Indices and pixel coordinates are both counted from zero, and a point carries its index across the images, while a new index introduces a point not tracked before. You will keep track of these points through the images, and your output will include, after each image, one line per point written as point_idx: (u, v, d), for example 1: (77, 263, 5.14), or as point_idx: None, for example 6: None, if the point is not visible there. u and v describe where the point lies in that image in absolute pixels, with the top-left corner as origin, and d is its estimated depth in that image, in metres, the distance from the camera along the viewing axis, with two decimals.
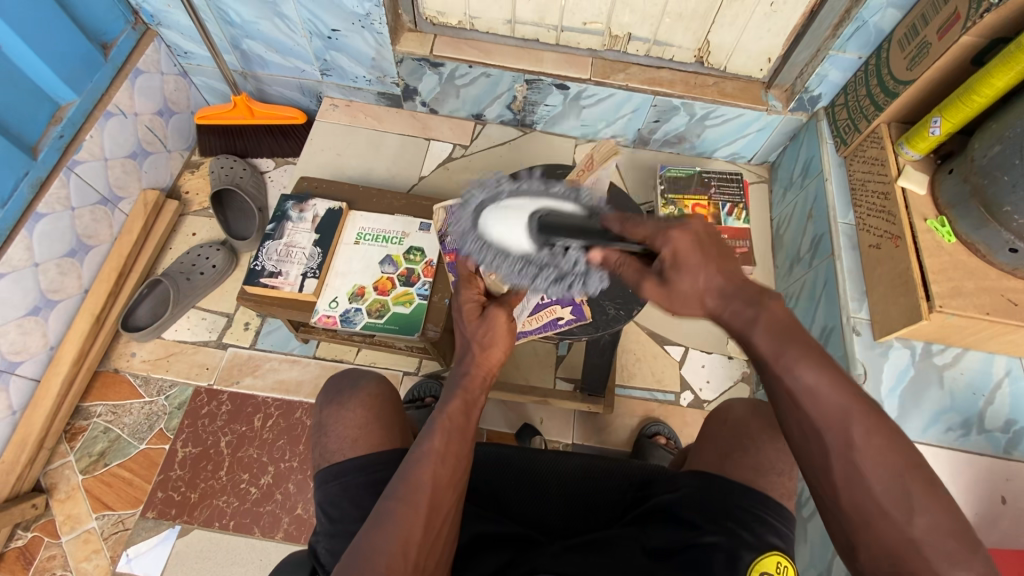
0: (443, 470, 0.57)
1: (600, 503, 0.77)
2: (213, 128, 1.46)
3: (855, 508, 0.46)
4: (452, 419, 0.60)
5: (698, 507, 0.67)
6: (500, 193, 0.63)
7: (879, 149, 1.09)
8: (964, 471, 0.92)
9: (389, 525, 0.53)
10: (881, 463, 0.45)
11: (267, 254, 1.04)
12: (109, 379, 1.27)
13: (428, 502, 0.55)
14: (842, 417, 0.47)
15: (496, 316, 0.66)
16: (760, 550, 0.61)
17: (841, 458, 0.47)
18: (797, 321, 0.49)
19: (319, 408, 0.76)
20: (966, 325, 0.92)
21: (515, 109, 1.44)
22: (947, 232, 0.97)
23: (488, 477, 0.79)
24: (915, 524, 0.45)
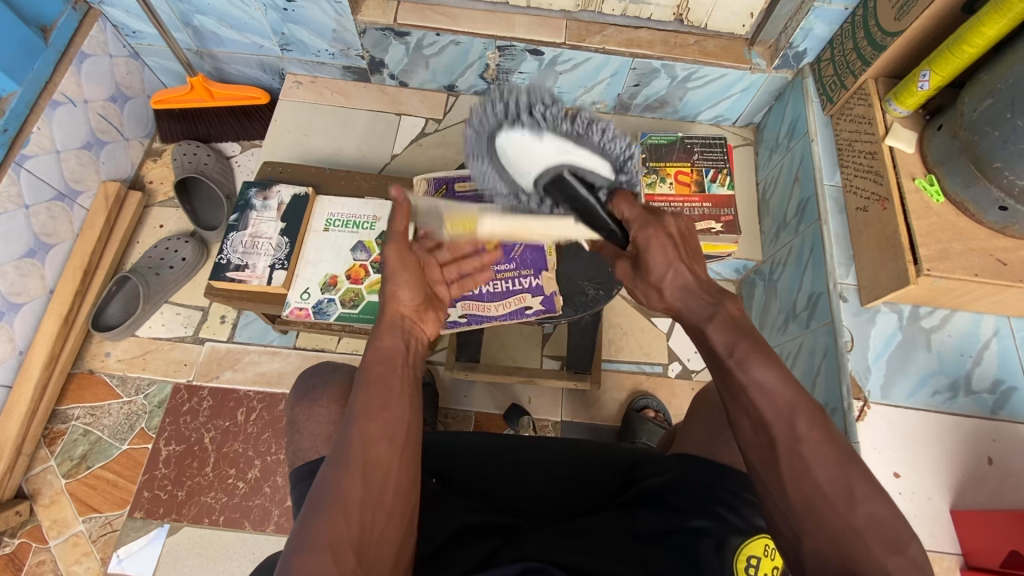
0: (372, 427, 0.52)
1: (587, 486, 0.76)
2: (172, 113, 1.38)
3: (802, 500, 0.47)
4: (377, 369, 0.56)
5: (686, 490, 0.66)
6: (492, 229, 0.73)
7: (866, 106, 1.05)
8: (950, 433, 0.91)
9: (322, 490, 0.49)
10: (824, 497, 0.46)
11: (232, 246, 0.99)
12: (84, 381, 1.24)
13: (363, 458, 0.50)
14: (787, 410, 0.48)
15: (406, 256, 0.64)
16: (748, 534, 0.60)
17: (787, 449, 0.48)
18: (732, 357, 0.51)
19: (291, 405, 0.73)
20: (954, 287, 0.90)
21: (489, 78, 1.37)
22: (935, 192, 0.94)
23: (472, 469, 0.77)
24: (857, 514, 0.45)
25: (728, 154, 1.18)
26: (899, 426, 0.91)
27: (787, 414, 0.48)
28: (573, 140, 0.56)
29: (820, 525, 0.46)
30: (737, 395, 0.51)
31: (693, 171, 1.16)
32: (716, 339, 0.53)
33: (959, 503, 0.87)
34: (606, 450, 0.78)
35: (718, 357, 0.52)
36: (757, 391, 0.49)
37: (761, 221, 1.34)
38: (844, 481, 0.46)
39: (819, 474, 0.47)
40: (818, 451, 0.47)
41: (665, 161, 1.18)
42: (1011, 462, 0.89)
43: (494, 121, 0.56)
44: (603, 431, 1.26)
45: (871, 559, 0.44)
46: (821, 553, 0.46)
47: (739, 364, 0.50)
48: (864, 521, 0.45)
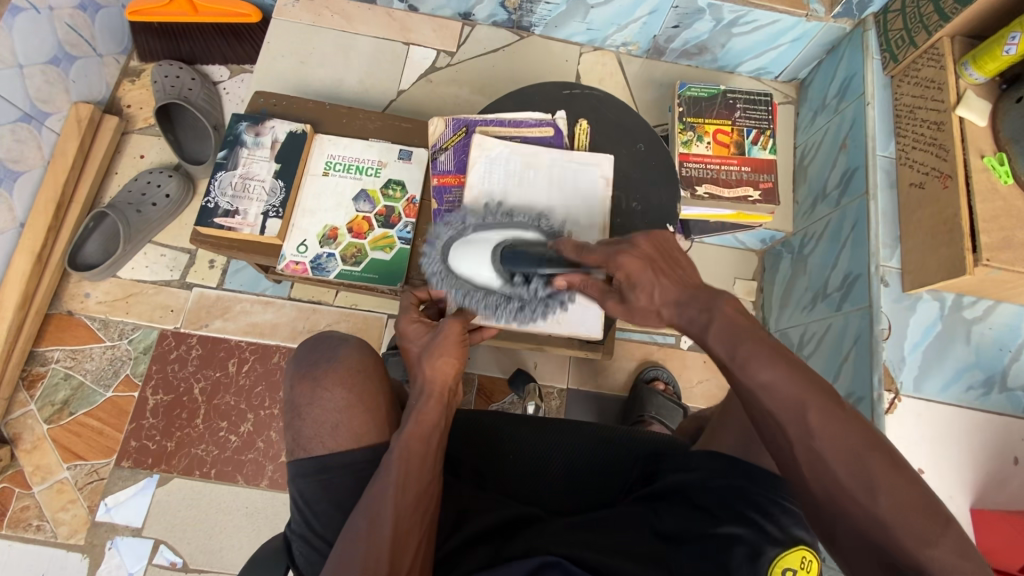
0: (405, 500, 0.55)
1: (603, 477, 0.72)
2: (151, 27, 1.23)
3: (827, 497, 0.45)
4: (411, 448, 0.58)
5: (716, 492, 0.61)
6: (463, 228, 0.74)
7: (938, 68, 0.93)
8: (979, 431, 0.87)
9: (350, 566, 0.51)
10: (846, 491, 0.44)
11: (221, 189, 0.89)
12: (63, 322, 1.16)
13: (391, 533, 0.53)
14: (796, 406, 0.45)
15: (448, 332, 0.67)
16: (786, 546, 0.53)
17: (802, 445, 0.45)
18: (733, 358, 0.47)
19: (289, 385, 0.66)
20: (1010, 280, 0.83)
21: (511, 7, 1.21)
22: (1004, 172, 0.85)
23: (483, 453, 0.72)
24: (879, 500, 0.42)
25: (773, 113, 1.07)
26: (929, 424, 0.87)
27: (794, 410, 0.45)
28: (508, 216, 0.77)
29: (847, 517, 0.44)
30: (744, 394, 0.48)
31: (734, 132, 1.05)
32: (729, 309, 0.49)
33: (980, 502, 0.84)
34: (627, 440, 0.73)
35: (722, 362, 0.48)
36: (763, 388, 0.46)
37: (796, 188, 1.24)
38: (863, 472, 0.43)
39: (836, 469, 0.44)
40: (833, 445, 0.44)
41: (703, 118, 1.07)
42: None
43: (437, 266, 0.74)
44: (611, 401, 1.22)
45: (901, 548, 0.42)
46: (851, 536, 0.44)
47: (740, 366, 0.46)
48: (888, 510, 0.42)
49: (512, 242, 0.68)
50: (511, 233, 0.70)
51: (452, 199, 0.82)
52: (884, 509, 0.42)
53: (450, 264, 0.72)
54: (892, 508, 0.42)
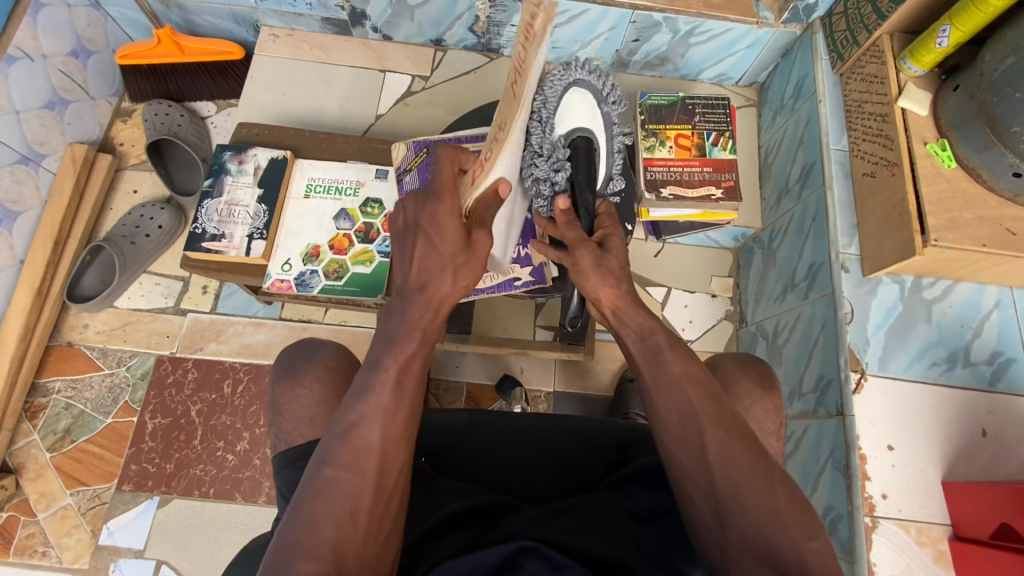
0: (393, 428, 0.54)
1: (577, 465, 0.75)
2: (140, 69, 1.29)
3: (728, 488, 0.53)
4: (401, 374, 0.55)
5: None
6: (590, 83, 0.72)
7: (880, 64, 0.98)
8: (946, 404, 0.90)
9: (335, 500, 0.50)
10: (748, 487, 0.52)
11: (207, 215, 0.94)
12: (63, 353, 1.20)
13: (377, 463, 0.53)
14: (719, 407, 0.57)
15: (483, 249, 0.59)
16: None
17: (719, 443, 0.55)
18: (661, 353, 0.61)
19: (271, 385, 0.70)
20: (961, 258, 0.87)
21: (479, 31, 1.28)
22: (947, 157, 0.90)
23: (465, 446, 0.76)
24: (779, 496, 0.51)
25: (730, 116, 1.12)
26: (895, 399, 0.90)
27: (713, 407, 0.57)
28: (603, 124, 0.75)
29: (744, 513, 0.51)
30: (668, 388, 0.59)
31: (694, 135, 1.10)
32: (661, 336, 0.62)
33: (951, 474, 0.86)
34: (600, 426, 0.77)
35: (659, 349, 0.61)
36: (689, 384, 0.59)
37: (762, 186, 1.29)
38: (765, 471, 0.53)
39: (743, 463, 0.53)
40: (741, 446, 0.54)
41: (665, 125, 1.12)
42: (1004, 434, 0.88)
43: (571, 81, 0.71)
44: (597, 401, 1.25)
45: (789, 539, 0.49)
46: (744, 528, 0.51)
47: (676, 356, 0.61)
48: (785, 505, 0.51)
49: (588, 135, 0.71)
50: (592, 129, 0.73)
51: None
52: (780, 502, 0.51)
53: (570, 91, 0.71)
54: (788, 502, 0.51)
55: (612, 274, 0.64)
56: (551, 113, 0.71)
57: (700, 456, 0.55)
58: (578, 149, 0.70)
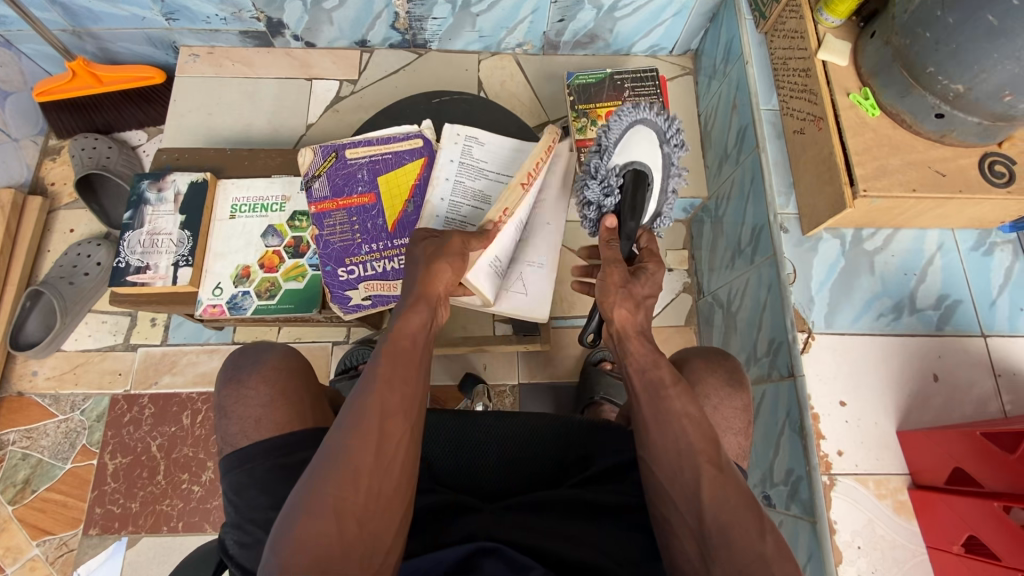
0: (392, 396, 0.56)
1: (540, 462, 0.73)
2: (59, 104, 1.25)
3: (717, 526, 0.54)
4: (400, 346, 0.59)
5: None
6: (659, 124, 0.69)
7: (798, 19, 0.96)
8: (895, 354, 0.90)
9: (334, 461, 0.51)
10: (739, 530, 0.53)
11: (130, 248, 0.91)
12: (15, 404, 1.18)
13: (378, 426, 0.54)
14: (712, 444, 0.58)
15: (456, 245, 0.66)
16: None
17: (712, 477, 0.56)
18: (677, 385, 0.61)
19: (218, 387, 0.68)
20: (894, 206, 0.86)
21: (402, 28, 1.25)
22: (870, 105, 0.89)
23: (421, 442, 0.73)
24: (766, 543, 0.53)
25: (660, 87, 1.10)
26: (845, 355, 0.89)
27: (712, 448, 0.58)
28: (665, 163, 0.70)
29: (731, 551, 0.53)
30: (662, 423, 0.60)
31: None
32: (665, 373, 0.62)
33: (906, 424, 0.86)
34: (560, 421, 0.75)
35: (665, 386, 0.61)
36: (688, 422, 0.59)
37: (705, 154, 1.28)
38: (755, 515, 0.54)
39: (736, 506, 0.55)
40: (733, 488, 0.56)
41: (595, 103, 1.10)
42: (956, 377, 0.88)
43: (636, 117, 0.68)
44: (565, 389, 1.24)
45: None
46: (727, 568, 0.52)
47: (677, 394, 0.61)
48: (773, 551, 0.52)
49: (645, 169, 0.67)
50: (653, 167, 0.69)
51: (334, 222, 0.85)
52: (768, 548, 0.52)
53: (636, 126, 0.68)
54: (774, 549, 0.52)
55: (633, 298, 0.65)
56: (614, 142, 0.68)
57: (689, 493, 0.56)
58: (634, 180, 0.67)
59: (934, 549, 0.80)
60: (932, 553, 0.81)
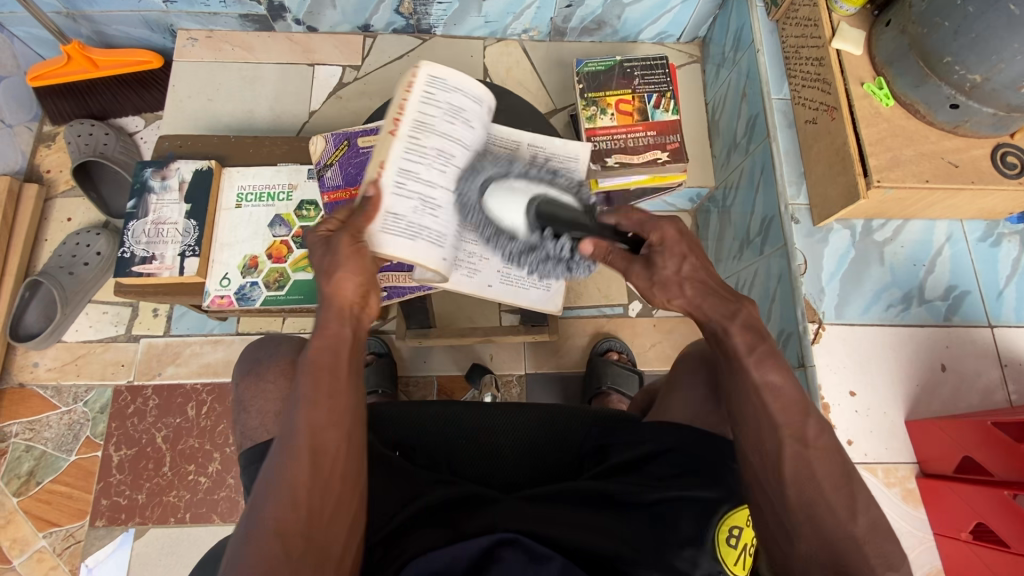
0: (318, 412, 0.52)
1: (558, 456, 0.74)
2: (55, 89, 1.22)
3: (801, 503, 0.52)
4: (319, 356, 0.54)
5: (672, 464, 0.66)
6: (505, 172, 0.65)
7: (811, 6, 0.95)
8: (904, 344, 0.90)
9: (270, 491, 0.48)
10: (827, 509, 0.51)
11: (134, 237, 0.89)
12: (16, 396, 1.16)
13: (308, 445, 0.50)
14: (799, 415, 0.54)
15: (344, 243, 0.57)
16: (735, 504, 0.62)
17: (796, 452, 0.53)
18: (750, 355, 0.56)
19: (236, 382, 0.68)
20: (906, 196, 0.86)
21: (406, 12, 1.23)
22: (884, 95, 0.89)
23: (442, 435, 0.75)
24: (857, 523, 0.50)
25: (670, 75, 1.09)
26: (855, 346, 0.90)
27: (799, 420, 0.54)
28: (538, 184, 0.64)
29: (816, 527, 0.51)
30: (745, 393, 0.56)
31: (635, 100, 1.08)
32: (738, 339, 0.57)
33: (914, 413, 0.87)
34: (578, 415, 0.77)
35: (737, 354, 0.57)
36: (769, 392, 0.55)
37: (712, 144, 1.28)
38: (846, 493, 0.52)
39: (824, 485, 0.52)
40: (821, 461, 0.53)
41: (605, 91, 1.09)
42: (963, 368, 0.89)
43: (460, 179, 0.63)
44: (572, 379, 1.24)
45: (867, 565, 0.49)
46: (813, 547, 0.51)
47: (755, 363, 0.56)
48: (862, 531, 0.50)
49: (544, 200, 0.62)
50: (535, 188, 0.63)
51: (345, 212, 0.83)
52: (857, 528, 0.50)
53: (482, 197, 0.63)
54: (865, 528, 0.51)
55: (671, 279, 0.62)
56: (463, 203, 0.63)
57: (772, 465, 0.54)
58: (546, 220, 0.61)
59: (942, 536, 0.82)
60: (941, 540, 0.83)
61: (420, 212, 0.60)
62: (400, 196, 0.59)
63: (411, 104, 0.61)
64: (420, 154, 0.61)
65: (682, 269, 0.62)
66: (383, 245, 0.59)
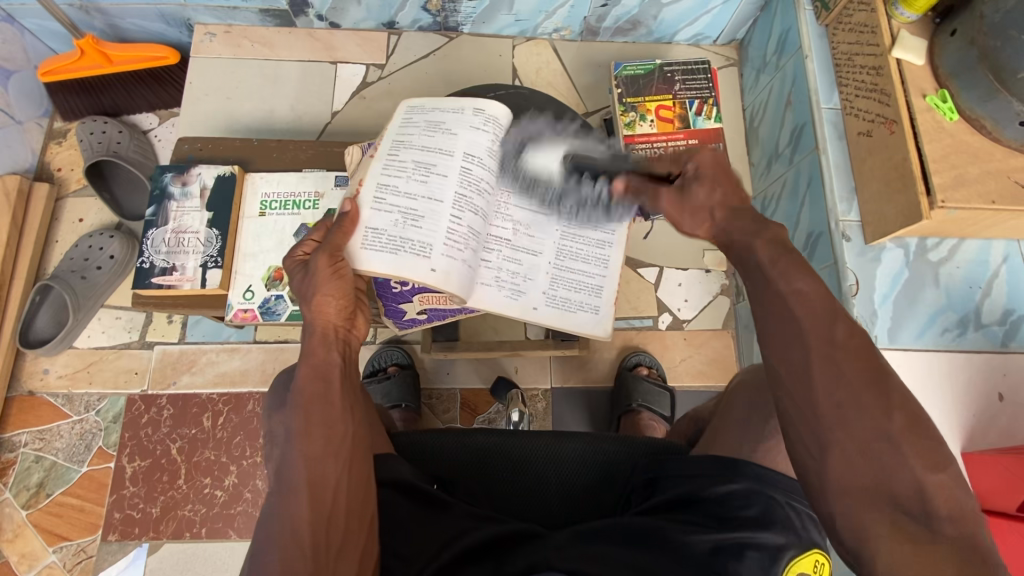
0: (314, 445, 0.53)
1: (602, 491, 0.70)
2: (66, 85, 1.17)
3: (828, 404, 0.44)
4: (310, 390, 0.56)
5: (723, 501, 0.59)
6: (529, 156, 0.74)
7: (869, 12, 0.90)
8: (960, 372, 0.86)
9: (276, 531, 0.49)
10: (857, 407, 0.43)
11: (154, 247, 0.85)
12: (26, 404, 1.12)
13: (306, 482, 0.51)
14: (828, 319, 0.46)
15: (324, 269, 0.61)
16: (800, 550, 0.55)
17: (822, 354, 0.45)
18: (774, 269, 0.50)
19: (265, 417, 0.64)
20: (968, 217, 0.82)
21: (434, 9, 1.17)
22: (948, 109, 0.84)
23: (480, 465, 0.71)
24: (893, 421, 0.42)
25: (713, 80, 1.04)
26: (908, 373, 0.86)
27: (826, 322, 0.46)
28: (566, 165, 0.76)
29: (848, 431, 0.43)
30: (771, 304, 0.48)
31: (676, 106, 1.03)
32: (760, 253, 0.51)
33: (970, 445, 0.83)
34: (620, 447, 0.71)
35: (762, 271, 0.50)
36: (797, 299, 0.47)
37: (750, 152, 1.23)
38: (880, 391, 0.43)
39: (853, 379, 0.44)
40: (855, 362, 0.44)
41: (644, 97, 1.04)
42: (1021, 397, 0.85)
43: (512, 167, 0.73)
44: (599, 393, 1.20)
45: (907, 468, 0.41)
46: (844, 457, 0.43)
47: (780, 273, 0.49)
48: (899, 429, 0.42)
49: (575, 159, 0.76)
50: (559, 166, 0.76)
51: None
52: (895, 428, 0.42)
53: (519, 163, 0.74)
54: (904, 428, 0.42)
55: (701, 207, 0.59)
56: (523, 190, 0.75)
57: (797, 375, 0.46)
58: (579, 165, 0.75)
59: None
60: None
61: (399, 224, 0.65)
62: (379, 211, 0.66)
63: (393, 132, 0.71)
64: (404, 175, 0.67)
65: (715, 197, 0.58)
66: (360, 259, 0.64)
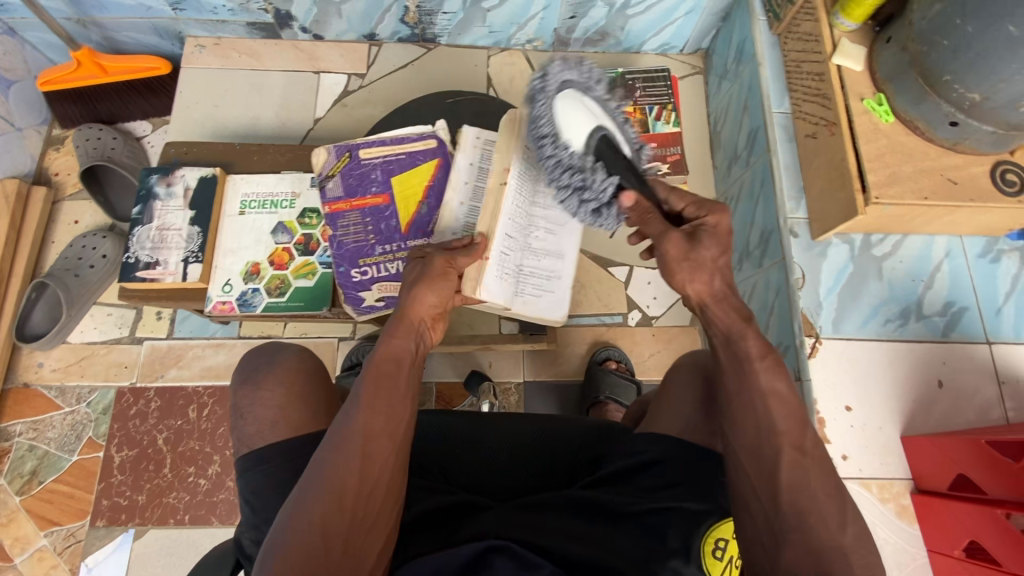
0: (376, 420, 0.57)
1: (552, 466, 0.73)
2: (64, 94, 1.23)
3: (793, 507, 0.52)
4: (382, 371, 0.60)
5: (659, 474, 0.63)
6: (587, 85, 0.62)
7: (813, 22, 0.96)
8: (901, 360, 0.90)
9: (318, 489, 0.52)
10: (819, 516, 0.52)
11: (139, 243, 0.91)
12: (21, 395, 1.18)
13: (361, 451, 0.54)
14: (800, 426, 0.55)
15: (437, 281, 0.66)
16: (721, 517, 0.59)
17: (795, 462, 0.54)
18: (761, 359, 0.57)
19: (234, 389, 0.70)
20: (905, 212, 0.87)
21: (411, 22, 1.24)
22: (884, 111, 0.89)
23: (437, 446, 0.75)
24: (845, 535, 0.52)
25: (672, 87, 1.10)
26: (851, 361, 0.90)
27: (798, 430, 0.55)
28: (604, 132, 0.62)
29: (805, 537, 0.51)
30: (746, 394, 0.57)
31: (636, 111, 1.08)
32: (752, 343, 0.58)
33: (910, 430, 0.87)
34: (568, 429, 0.77)
35: (750, 356, 0.57)
36: (775, 402, 0.56)
37: (713, 156, 1.29)
38: (839, 506, 0.53)
39: (818, 494, 0.53)
40: (819, 475, 0.54)
41: None
42: (961, 384, 0.89)
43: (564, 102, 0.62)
44: (570, 387, 1.25)
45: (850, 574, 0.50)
46: (798, 551, 0.51)
47: (767, 368, 0.57)
48: (850, 542, 0.51)
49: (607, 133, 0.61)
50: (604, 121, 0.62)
51: (347, 223, 0.85)
52: (847, 539, 0.51)
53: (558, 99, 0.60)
54: (853, 541, 0.52)
55: (704, 264, 0.59)
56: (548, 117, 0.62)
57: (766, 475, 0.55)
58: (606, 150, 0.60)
59: (937, 554, 0.82)
60: (933, 556, 0.83)
61: None
62: None
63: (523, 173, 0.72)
64: None
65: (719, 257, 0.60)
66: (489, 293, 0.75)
